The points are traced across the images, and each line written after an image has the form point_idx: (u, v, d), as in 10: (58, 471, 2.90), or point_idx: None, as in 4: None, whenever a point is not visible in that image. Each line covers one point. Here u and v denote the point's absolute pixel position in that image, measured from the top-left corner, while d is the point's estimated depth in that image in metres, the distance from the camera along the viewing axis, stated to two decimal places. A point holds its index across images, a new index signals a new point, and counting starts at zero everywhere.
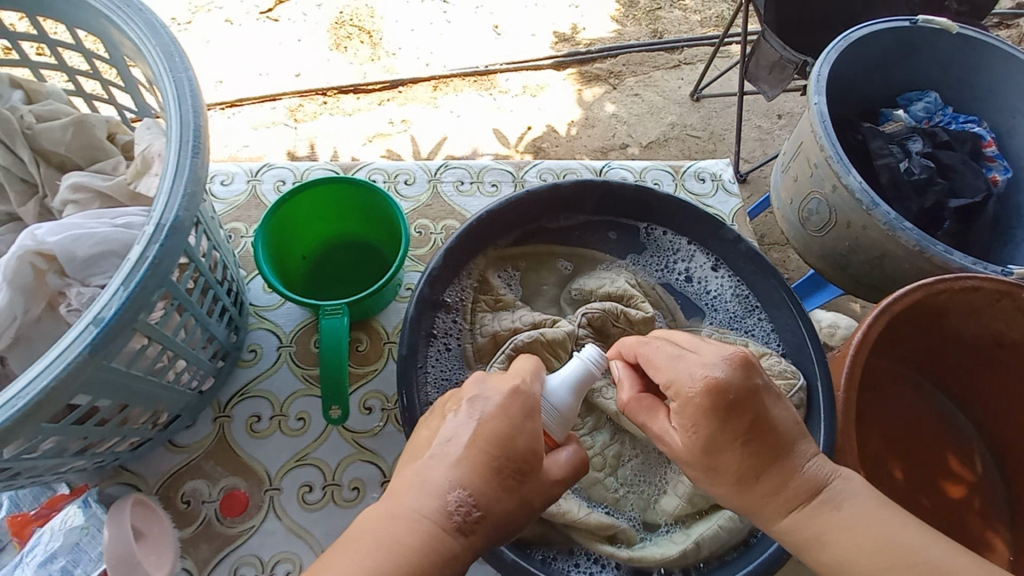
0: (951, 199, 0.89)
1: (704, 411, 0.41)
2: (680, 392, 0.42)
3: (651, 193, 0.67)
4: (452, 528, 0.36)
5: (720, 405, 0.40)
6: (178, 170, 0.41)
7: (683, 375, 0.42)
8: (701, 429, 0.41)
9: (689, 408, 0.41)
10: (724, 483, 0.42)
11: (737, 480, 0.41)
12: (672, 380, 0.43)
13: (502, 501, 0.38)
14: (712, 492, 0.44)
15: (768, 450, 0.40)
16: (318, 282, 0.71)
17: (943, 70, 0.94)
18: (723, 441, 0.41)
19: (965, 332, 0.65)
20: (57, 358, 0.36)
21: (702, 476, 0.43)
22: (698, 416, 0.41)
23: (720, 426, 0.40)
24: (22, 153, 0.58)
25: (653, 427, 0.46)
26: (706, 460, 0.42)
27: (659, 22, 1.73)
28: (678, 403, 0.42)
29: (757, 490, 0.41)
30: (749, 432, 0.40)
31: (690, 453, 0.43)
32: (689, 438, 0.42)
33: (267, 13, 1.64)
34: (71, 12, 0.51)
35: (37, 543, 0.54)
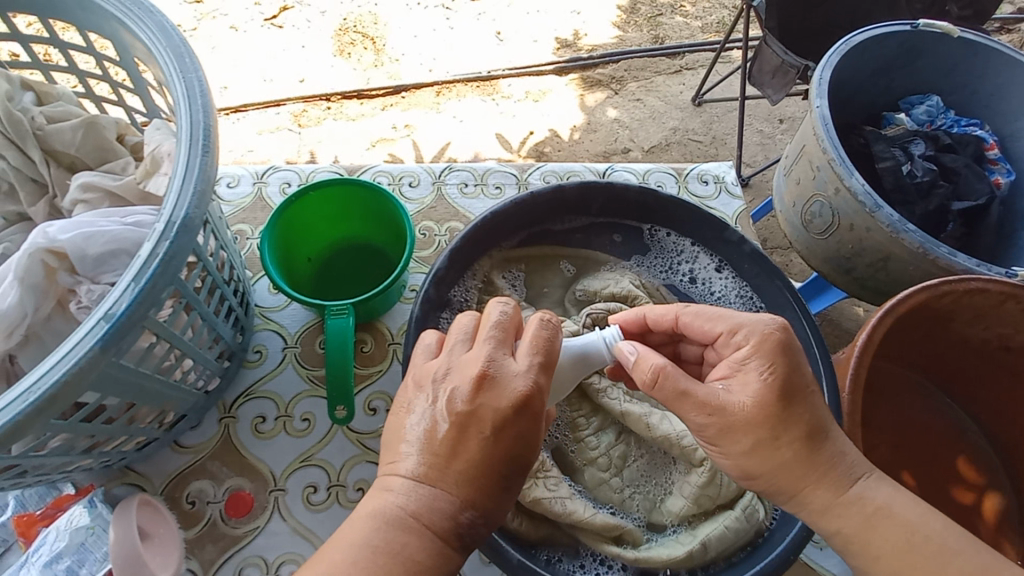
0: (955, 202, 0.89)
1: (780, 354, 0.43)
2: (752, 335, 0.45)
3: (654, 195, 0.67)
4: (455, 538, 0.36)
5: (791, 349, 0.44)
6: (188, 168, 0.42)
7: (751, 324, 0.45)
8: (778, 372, 0.43)
9: (762, 353, 0.44)
10: (790, 442, 0.43)
11: (803, 437, 0.43)
12: (739, 328, 0.46)
13: (502, 505, 0.39)
14: (772, 458, 0.43)
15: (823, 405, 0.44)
16: (324, 284, 0.72)
17: (944, 74, 0.94)
18: (798, 387, 0.43)
19: (971, 336, 0.65)
20: (70, 353, 0.36)
21: (765, 439, 0.43)
22: (777, 359, 0.43)
23: (795, 369, 0.43)
24: (33, 154, 0.59)
25: (698, 395, 0.43)
26: (781, 413, 0.42)
27: (661, 28, 1.74)
28: (747, 350, 0.44)
29: (819, 448, 0.43)
30: (812, 381, 0.44)
31: (760, 408, 0.42)
32: (764, 385, 0.43)
33: (271, 19, 1.65)
34: (83, 15, 0.52)
35: (41, 543, 0.54)
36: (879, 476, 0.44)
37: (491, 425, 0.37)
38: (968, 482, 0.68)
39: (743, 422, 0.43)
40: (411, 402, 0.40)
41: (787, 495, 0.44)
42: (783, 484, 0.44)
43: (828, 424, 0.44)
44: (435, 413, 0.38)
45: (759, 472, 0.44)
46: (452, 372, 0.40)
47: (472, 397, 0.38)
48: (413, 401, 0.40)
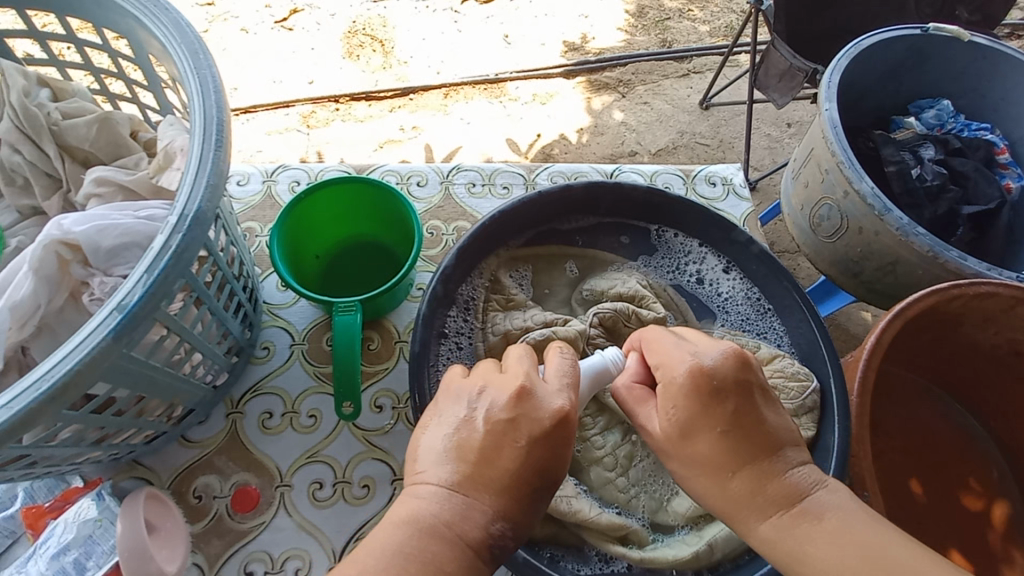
0: (965, 206, 0.89)
1: (686, 393, 0.42)
2: (666, 375, 0.44)
3: (661, 195, 0.67)
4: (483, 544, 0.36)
5: (705, 392, 0.41)
6: (202, 162, 0.42)
7: (671, 360, 0.44)
8: (680, 410, 0.42)
9: (671, 390, 0.42)
10: (696, 475, 0.42)
11: (709, 472, 0.41)
12: (663, 364, 0.44)
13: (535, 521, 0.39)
14: (688, 489, 0.43)
15: (745, 448, 0.40)
16: (332, 282, 0.72)
17: (954, 78, 0.94)
18: (701, 429, 0.41)
19: (982, 341, 0.64)
20: (81, 342, 0.36)
21: (678, 468, 0.43)
22: (680, 399, 0.42)
23: (702, 409, 0.41)
24: (48, 149, 0.60)
25: (637, 417, 0.46)
26: (684, 448, 0.42)
27: (668, 32, 1.75)
28: (661, 386, 0.44)
29: (730, 484, 0.40)
30: (728, 423, 0.40)
31: (668, 440, 0.42)
32: (667, 422, 0.42)
33: (281, 22, 1.67)
34: (100, 12, 0.53)
35: (49, 536, 0.54)
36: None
37: (529, 435, 0.37)
38: (976, 492, 0.67)
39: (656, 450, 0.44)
40: (443, 410, 0.41)
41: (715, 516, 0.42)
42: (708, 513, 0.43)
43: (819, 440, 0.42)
44: (473, 419, 0.39)
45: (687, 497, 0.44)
46: (488, 389, 0.40)
47: (512, 407, 0.38)
48: (444, 411, 0.41)
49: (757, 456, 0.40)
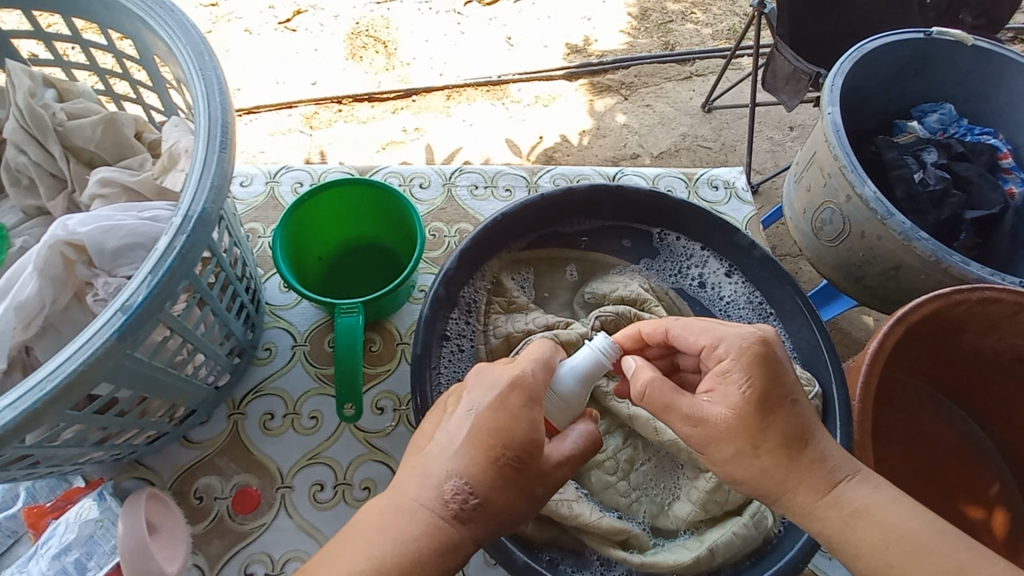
0: (968, 211, 0.88)
1: (758, 366, 0.43)
2: (727, 351, 0.44)
3: (664, 198, 0.67)
4: (450, 515, 0.38)
5: (772, 362, 0.43)
6: (206, 164, 0.42)
7: (729, 337, 0.45)
8: (755, 385, 0.42)
9: (741, 364, 0.43)
10: (768, 451, 0.42)
11: (782, 446, 0.42)
12: (717, 342, 0.45)
13: (516, 506, 0.40)
14: (754, 468, 0.43)
15: (806, 413, 0.44)
16: (335, 284, 0.73)
17: (958, 82, 0.94)
18: (776, 402, 0.43)
19: (985, 348, 0.64)
20: (86, 343, 0.36)
21: (745, 448, 0.43)
22: (754, 373, 0.43)
23: (773, 378, 0.43)
24: (53, 150, 0.60)
25: (682, 407, 0.44)
26: (757, 425, 0.42)
27: (671, 35, 1.75)
28: (725, 362, 0.44)
29: (800, 453, 0.42)
30: (794, 390, 0.43)
31: (737, 419, 0.43)
32: (740, 396, 0.43)
33: (285, 23, 1.67)
34: (107, 13, 0.53)
35: (51, 535, 0.54)
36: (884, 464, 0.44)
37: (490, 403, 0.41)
38: (979, 499, 0.67)
39: (718, 434, 0.43)
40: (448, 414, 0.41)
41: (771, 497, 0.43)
42: (766, 488, 0.43)
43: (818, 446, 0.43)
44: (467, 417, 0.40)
45: (743, 479, 0.44)
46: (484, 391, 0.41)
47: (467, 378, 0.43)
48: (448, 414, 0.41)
49: (816, 421, 0.44)
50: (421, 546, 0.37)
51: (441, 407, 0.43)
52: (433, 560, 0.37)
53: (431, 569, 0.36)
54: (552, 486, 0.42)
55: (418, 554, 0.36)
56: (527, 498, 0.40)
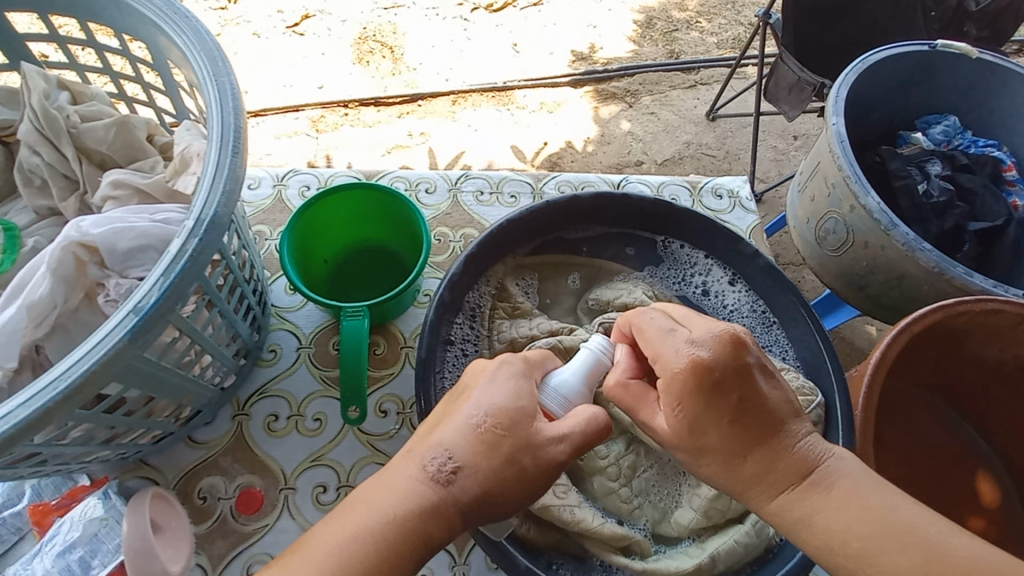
0: (971, 222, 0.88)
1: (690, 389, 0.40)
2: (665, 370, 0.41)
3: (667, 206, 0.67)
4: (432, 479, 0.37)
5: (705, 387, 0.40)
6: (218, 168, 0.43)
7: (669, 355, 0.42)
8: (686, 408, 0.40)
9: (673, 386, 0.41)
10: (709, 462, 0.41)
11: (723, 461, 0.40)
12: (659, 358, 0.42)
13: (502, 478, 0.38)
14: (703, 474, 0.42)
15: (756, 433, 0.40)
16: (339, 286, 0.73)
17: (962, 94, 0.95)
18: (708, 422, 0.40)
19: (987, 357, 0.64)
20: (98, 344, 0.37)
21: (691, 458, 0.42)
22: (685, 397, 0.40)
23: (708, 406, 0.40)
24: (66, 151, 0.61)
25: (640, 413, 0.45)
26: (693, 441, 0.41)
27: (676, 43, 1.76)
28: (661, 383, 0.42)
29: (742, 466, 0.40)
30: (736, 413, 0.39)
31: (676, 435, 0.42)
32: (675, 419, 0.41)
33: (293, 27, 1.69)
34: (123, 19, 0.54)
35: (55, 533, 0.55)
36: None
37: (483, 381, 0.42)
38: (983, 510, 0.66)
39: (664, 443, 0.43)
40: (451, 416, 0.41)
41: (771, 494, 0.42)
42: None
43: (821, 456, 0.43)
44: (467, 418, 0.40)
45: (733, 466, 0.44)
46: (488, 394, 0.41)
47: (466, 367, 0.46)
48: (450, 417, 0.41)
49: (765, 436, 0.40)
50: (400, 510, 0.36)
51: (443, 410, 0.43)
52: (413, 524, 0.36)
53: (408, 534, 0.35)
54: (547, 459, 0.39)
55: (394, 518, 0.36)
56: (519, 467, 0.38)
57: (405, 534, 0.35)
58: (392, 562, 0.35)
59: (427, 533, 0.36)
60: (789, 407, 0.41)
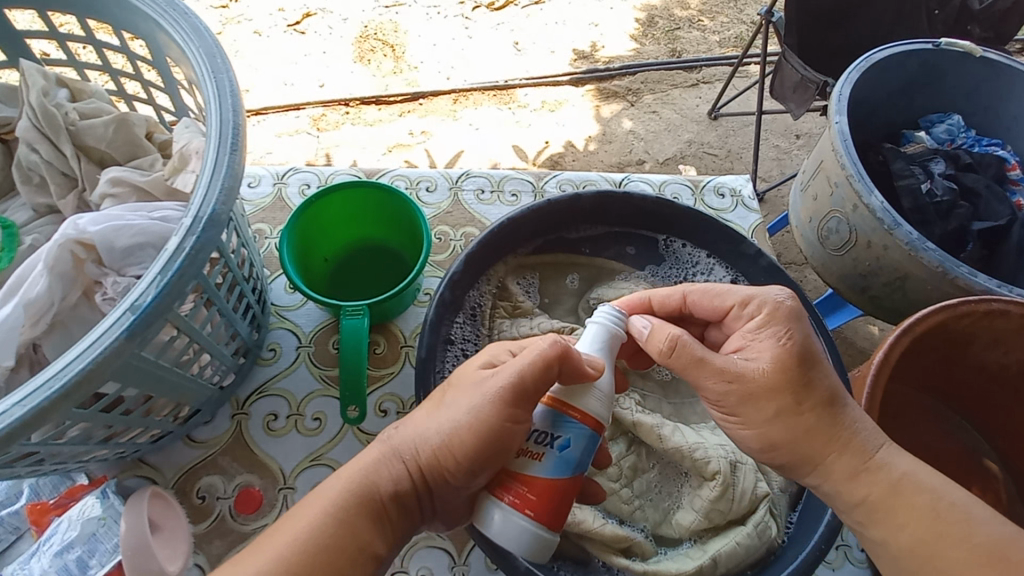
0: (975, 222, 0.88)
1: (791, 316, 0.47)
2: (764, 303, 0.48)
3: (670, 205, 0.67)
4: (378, 441, 0.44)
5: (800, 317, 0.48)
6: (217, 165, 0.43)
7: (763, 293, 0.49)
8: (795, 335, 0.46)
9: (780, 312, 0.47)
10: (810, 407, 0.45)
11: (822, 405, 0.45)
12: (752, 298, 0.50)
13: (435, 420, 0.44)
14: (797, 425, 0.45)
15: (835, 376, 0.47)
16: (339, 285, 0.73)
17: (966, 93, 0.94)
18: (813, 357, 0.45)
19: (990, 360, 0.64)
20: (95, 342, 0.37)
21: (788, 404, 0.45)
22: (792, 326, 0.46)
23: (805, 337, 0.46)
24: (65, 148, 0.61)
25: (717, 361, 0.47)
26: (800, 376, 0.45)
27: (678, 41, 1.75)
28: (761, 316, 0.48)
29: (839, 410, 0.45)
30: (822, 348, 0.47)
31: (780, 373, 0.45)
32: (783, 347, 0.45)
33: (294, 25, 1.69)
34: (122, 15, 0.54)
35: (53, 532, 0.54)
36: (892, 459, 0.43)
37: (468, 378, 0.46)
38: None
39: (759, 388, 0.45)
40: None
41: (808, 467, 0.46)
42: (807, 454, 0.45)
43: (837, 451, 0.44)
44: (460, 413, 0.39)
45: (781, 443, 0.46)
46: None
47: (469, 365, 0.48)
48: None
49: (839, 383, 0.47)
50: (348, 469, 0.42)
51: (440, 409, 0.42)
52: (356, 477, 0.41)
53: (355, 487, 0.40)
54: (478, 404, 0.42)
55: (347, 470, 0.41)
56: (454, 410, 0.43)
57: (348, 486, 0.40)
58: (342, 513, 0.39)
59: (374, 485, 0.41)
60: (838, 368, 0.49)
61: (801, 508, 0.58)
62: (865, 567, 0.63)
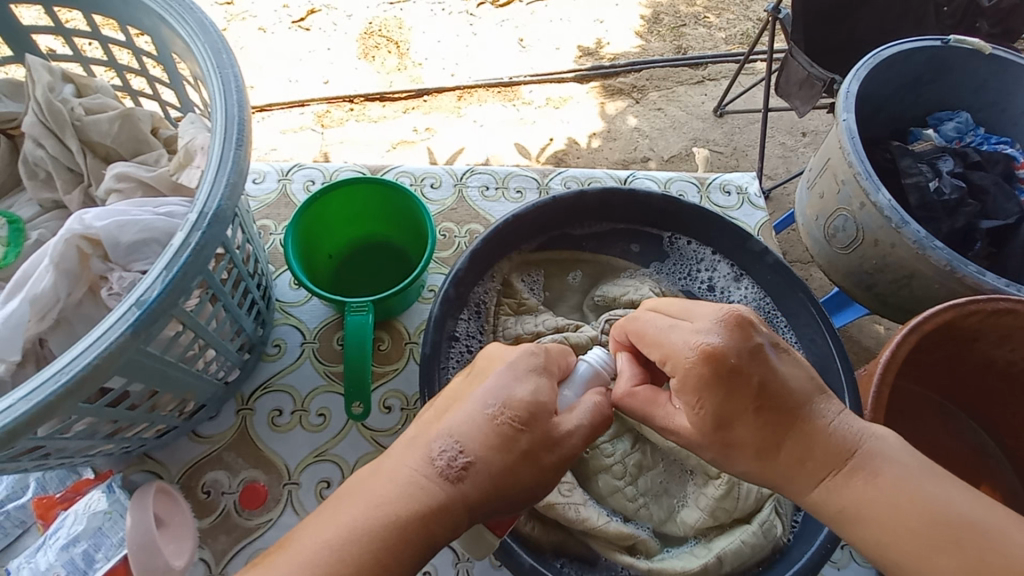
0: (983, 221, 0.87)
1: (705, 380, 0.40)
2: (676, 367, 0.41)
3: (675, 202, 0.66)
4: (441, 476, 0.36)
5: (714, 375, 0.39)
6: (222, 160, 0.43)
7: (677, 351, 0.42)
8: (706, 403, 0.40)
9: (689, 380, 0.41)
10: (740, 459, 0.41)
11: (753, 456, 0.40)
12: (668, 356, 0.42)
13: (516, 473, 0.37)
14: (734, 472, 0.42)
15: (782, 416, 0.40)
16: (344, 281, 0.73)
17: (975, 90, 0.93)
18: (735, 415, 0.40)
19: (997, 359, 0.63)
20: (101, 337, 0.37)
21: (717, 457, 0.42)
22: (703, 392, 0.40)
23: (727, 396, 0.40)
24: (70, 143, 0.61)
25: (656, 420, 0.45)
26: (719, 437, 0.41)
27: (684, 38, 1.74)
28: (677, 382, 0.42)
29: (775, 458, 0.40)
30: (761, 399, 0.39)
31: (699, 434, 0.41)
32: (697, 419, 0.41)
33: (299, 22, 1.69)
34: (128, 11, 0.54)
35: (60, 526, 0.55)
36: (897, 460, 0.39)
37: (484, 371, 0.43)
38: None
39: (691, 444, 0.43)
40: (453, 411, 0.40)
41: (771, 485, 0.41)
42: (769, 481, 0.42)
43: (787, 481, 0.40)
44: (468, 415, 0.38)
45: None
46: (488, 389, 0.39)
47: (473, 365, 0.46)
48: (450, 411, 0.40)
49: (791, 423, 0.40)
50: (402, 510, 0.34)
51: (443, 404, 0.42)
52: (416, 526, 0.34)
53: (415, 537, 0.34)
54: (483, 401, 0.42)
55: (394, 516, 0.34)
56: (531, 466, 0.38)
57: (409, 541, 0.34)
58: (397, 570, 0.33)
59: (433, 538, 0.35)
60: (816, 386, 0.41)
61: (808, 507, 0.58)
62: (870, 567, 0.62)
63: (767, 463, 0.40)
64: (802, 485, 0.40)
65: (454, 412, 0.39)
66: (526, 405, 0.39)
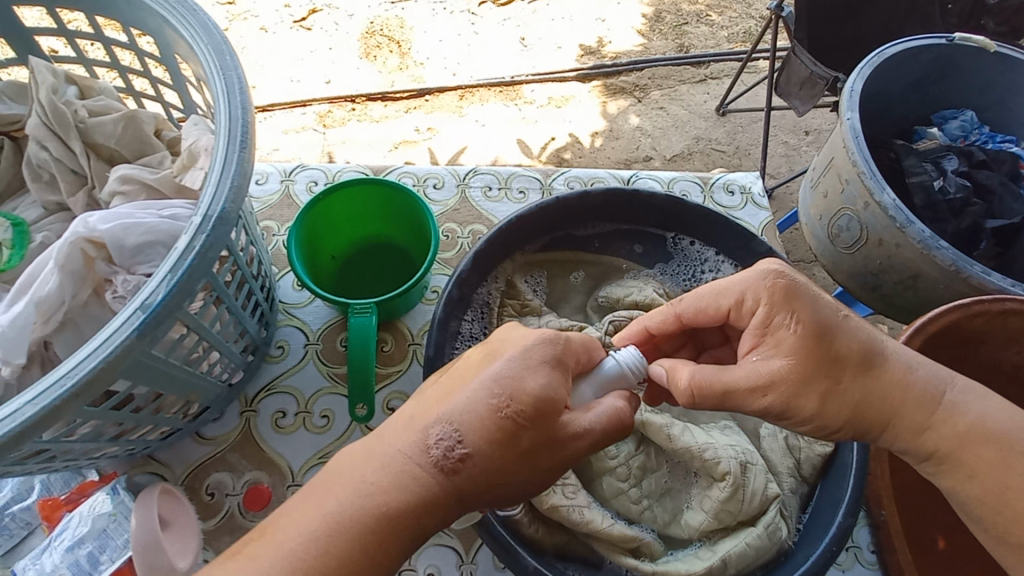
0: (988, 220, 0.86)
1: (792, 297, 0.45)
2: (757, 296, 0.47)
3: (678, 202, 0.66)
4: (436, 467, 0.36)
5: (800, 290, 0.46)
6: (226, 163, 0.43)
7: (752, 284, 0.47)
8: (805, 315, 0.45)
9: (777, 301, 0.46)
10: (849, 378, 0.44)
11: (861, 368, 0.44)
12: (745, 293, 0.47)
13: (514, 470, 0.37)
14: (846, 402, 0.44)
15: (861, 329, 0.46)
16: (347, 281, 0.73)
17: (980, 88, 0.92)
18: (831, 326, 0.45)
19: (1004, 360, 0.62)
20: (104, 341, 0.37)
21: (828, 382, 0.44)
22: (798, 307, 0.45)
23: (816, 307, 0.45)
24: (74, 145, 0.61)
25: (740, 380, 0.46)
26: (828, 352, 0.44)
27: (686, 37, 1.73)
28: (764, 309, 0.46)
29: (879, 366, 0.44)
30: (839, 310, 0.46)
31: (806, 356, 0.44)
32: (796, 339, 0.45)
33: (300, 21, 1.68)
34: (131, 13, 0.54)
35: (65, 528, 0.55)
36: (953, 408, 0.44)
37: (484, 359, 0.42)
38: None
39: (796, 379, 0.44)
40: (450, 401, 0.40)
41: (876, 432, 0.46)
42: (873, 421, 0.45)
43: (903, 389, 0.44)
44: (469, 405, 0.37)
45: (839, 422, 0.45)
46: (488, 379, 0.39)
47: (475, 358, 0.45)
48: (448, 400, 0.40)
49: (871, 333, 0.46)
50: (394, 500, 0.34)
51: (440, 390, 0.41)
52: (407, 513, 0.34)
53: (406, 528, 0.34)
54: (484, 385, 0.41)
55: (386, 505, 0.34)
56: (530, 463, 0.38)
57: (400, 527, 0.34)
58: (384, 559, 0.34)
59: (424, 527, 0.35)
60: None
61: (812, 509, 0.58)
62: (876, 569, 0.62)
63: (874, 375, 0.44)
64: (908, 397, 0.44)
65: (457, 396, 0.38)
66: (533, 400, 0.37)
